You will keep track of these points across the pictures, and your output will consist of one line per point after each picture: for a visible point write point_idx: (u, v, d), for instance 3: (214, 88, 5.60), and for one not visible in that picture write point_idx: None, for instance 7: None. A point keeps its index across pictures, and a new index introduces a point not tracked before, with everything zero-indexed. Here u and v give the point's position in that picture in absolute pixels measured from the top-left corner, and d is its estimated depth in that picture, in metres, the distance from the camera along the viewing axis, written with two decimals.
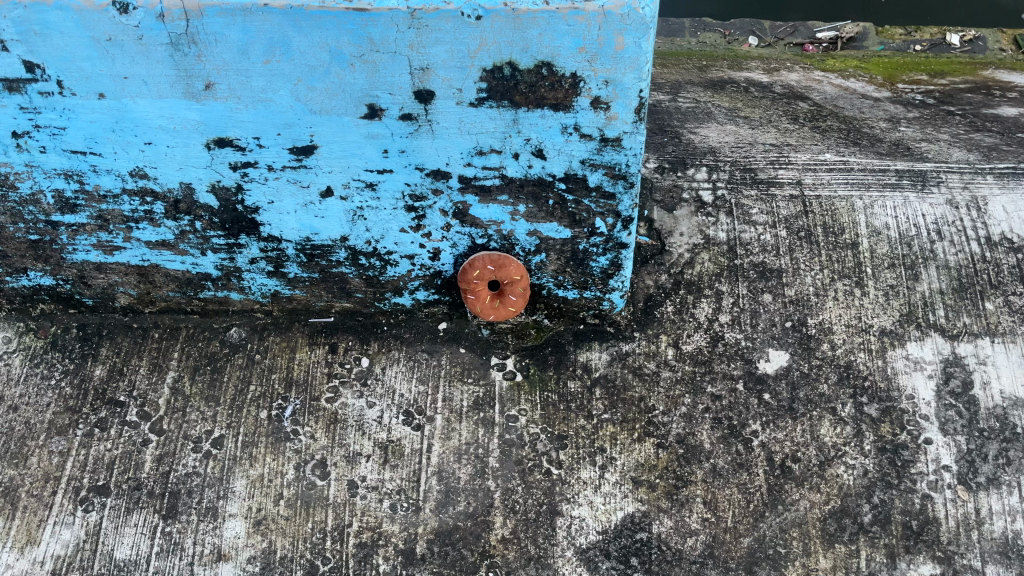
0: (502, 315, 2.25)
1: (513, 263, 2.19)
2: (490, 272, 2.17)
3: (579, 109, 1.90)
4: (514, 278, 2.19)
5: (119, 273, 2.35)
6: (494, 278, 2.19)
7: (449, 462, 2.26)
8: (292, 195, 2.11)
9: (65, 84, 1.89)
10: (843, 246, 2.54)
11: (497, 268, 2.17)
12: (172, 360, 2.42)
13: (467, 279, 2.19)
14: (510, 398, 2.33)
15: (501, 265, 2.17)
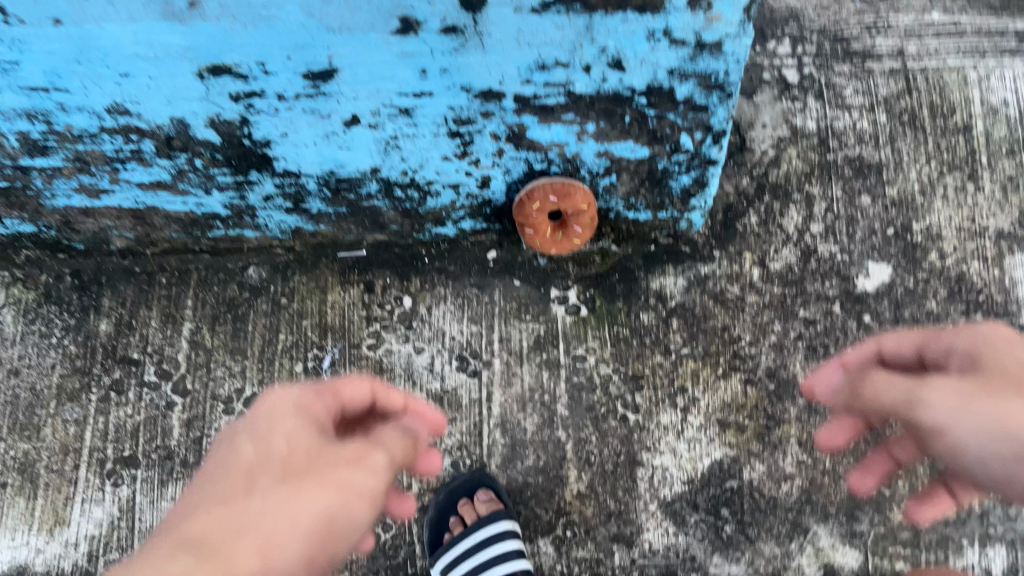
0: (564, 248, 1.94)
1: (580, 190, 1.84)
2: (551, 204, 1.83)
3: (673, 11, 1.41)
4: (580, 208, 1.85)
5: (111, 216, 2.00)
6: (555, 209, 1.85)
7: (512, 411, 2.02)
8: (310, 127, 1.71)
9: (9, 12, 1.38)
10: (953, 131, 2.17)
11: (560, 199, 1.83)
12: (186, 310, 2.11)
13: (525, 212, 1.86)
14: (575, 335, 2.05)
15: (565, 195, 1.82)
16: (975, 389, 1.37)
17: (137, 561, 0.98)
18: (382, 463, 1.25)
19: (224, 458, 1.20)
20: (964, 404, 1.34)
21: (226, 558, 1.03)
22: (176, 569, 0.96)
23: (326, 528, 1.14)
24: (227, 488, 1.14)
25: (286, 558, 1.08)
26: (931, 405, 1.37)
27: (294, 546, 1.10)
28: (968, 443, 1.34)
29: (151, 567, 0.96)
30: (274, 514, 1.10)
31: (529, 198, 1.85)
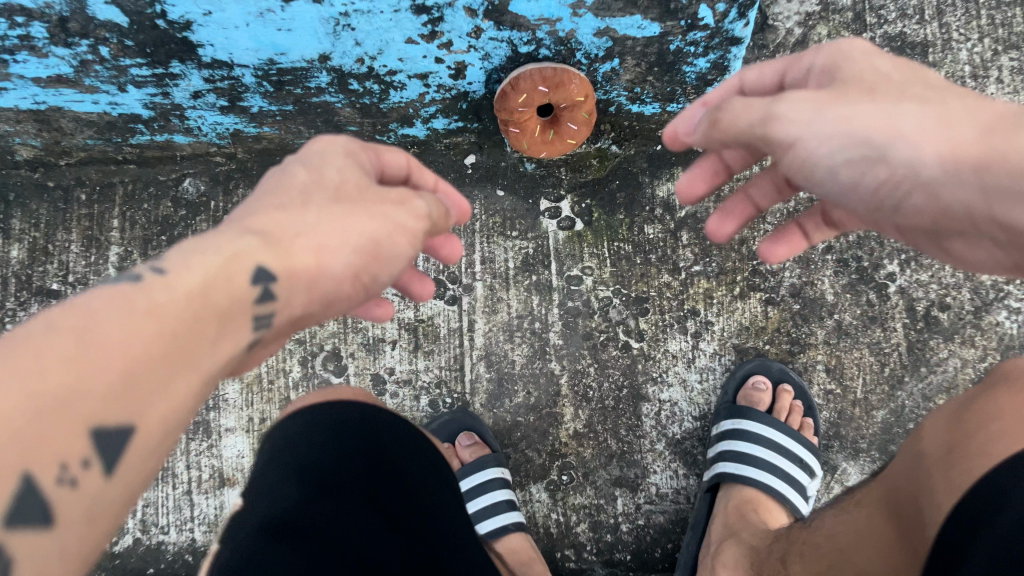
0: (555, 147, 1.64)
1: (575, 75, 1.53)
2: (541, 94, 1.52)
3: None
4: (575, 96, 1.55)
5: (9, 119, 1.65)
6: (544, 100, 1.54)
7: (497, 342, 1.74)
8: (236, 3, 1.33)
9: None
10: (1010, 3, 1.85)
11: (551, 88, 1.51)
12: (112, 232, 1.79)
13: (511, 108, 1.55)
14: (569, 254, 1.77)
15: (557, 83, 1.51)
16: (868, 51, 1.14)
17: (195, 246, 0.84)
18: (425, 209, 1.11)
19: (281, 178, 1.02)
20: (864, 60, 1.13)
21: (290, 265, 0.91)
22: (251, 270, 0.85)
23: (371, 253, 1.01)
24: (279, 197, 0.98)
25: (332, 291, 1.00)
26: (849, 65, 1.13)
27: (348, 253, 0.98)
28: (831, 172, 1.13)
29: (226, 260, 0.84)
30: (337, 223, 0.97)
31: (513, 87, 1.52)
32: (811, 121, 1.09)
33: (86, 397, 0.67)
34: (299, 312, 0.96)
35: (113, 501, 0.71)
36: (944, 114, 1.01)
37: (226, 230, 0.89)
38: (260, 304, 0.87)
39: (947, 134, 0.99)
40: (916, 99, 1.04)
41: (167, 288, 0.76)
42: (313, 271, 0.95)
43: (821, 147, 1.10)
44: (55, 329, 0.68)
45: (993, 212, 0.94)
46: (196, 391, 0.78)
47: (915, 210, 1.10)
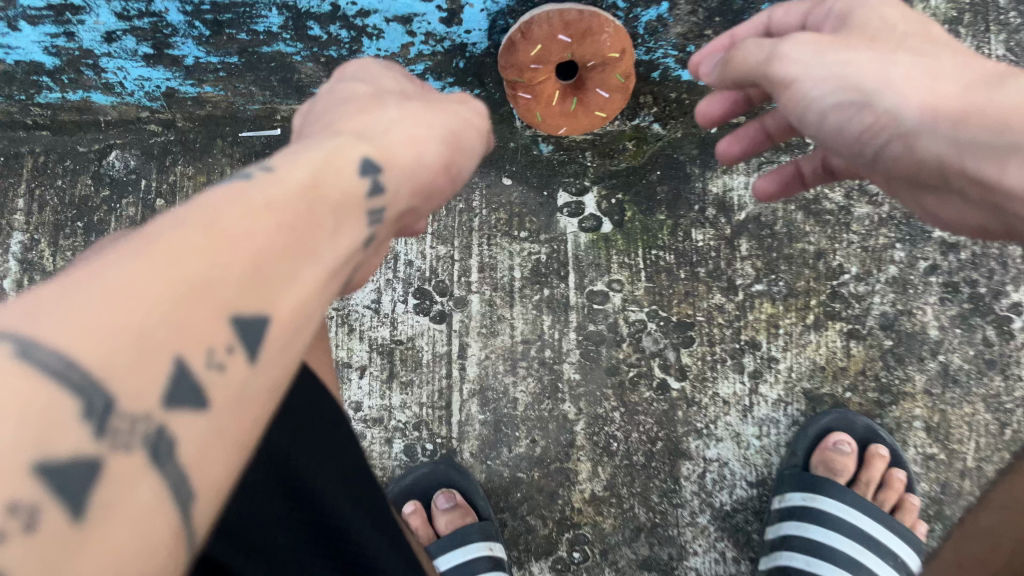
0: (578, 122, 1.24)
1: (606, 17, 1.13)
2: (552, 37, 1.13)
3: None
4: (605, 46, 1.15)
5: None
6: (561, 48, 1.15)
7: (495, 374, 1.34)
8: None
9: None
10: None
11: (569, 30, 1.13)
12: (17, 214, 1.42)
13: (519, 63, 1.16)
14: (592, 263, 1.37)
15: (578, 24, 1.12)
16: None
17: (306, 143, 0.64)
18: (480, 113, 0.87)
19: (337, 93, 0.79)
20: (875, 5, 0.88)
21: (395, 158, 0.67)
22: (355, 160, 0.63)
23: (455, 140, 0.77)
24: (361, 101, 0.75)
25: (440, 190, 0.77)
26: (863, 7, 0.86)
27: (434, 142, 0.74)
28: (819, 126, 0.88)
29: (329, 154, 0.62)
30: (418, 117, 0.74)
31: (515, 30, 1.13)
32: (807, 65, 0.83)
33: (224, 277, 0.48)
34: (404, 214, 0.71)
35: (265, 394, 0.51)
36: (946, 65, 0.78)
37: (334, 120, 0.71)
38: (382, 196, 0.65)
39: (934, 86, 0.77)
40: (913, 47, 0.80)
41: (274, 182, 0.55)
42: (416, 162, 0.71)
43: (813, 95, 0.84)
44: (171, 215, 0.50)
45: (964, 164, 0.75)
46: (344, 253, 0.59)
47: (896, 171, 0.85)
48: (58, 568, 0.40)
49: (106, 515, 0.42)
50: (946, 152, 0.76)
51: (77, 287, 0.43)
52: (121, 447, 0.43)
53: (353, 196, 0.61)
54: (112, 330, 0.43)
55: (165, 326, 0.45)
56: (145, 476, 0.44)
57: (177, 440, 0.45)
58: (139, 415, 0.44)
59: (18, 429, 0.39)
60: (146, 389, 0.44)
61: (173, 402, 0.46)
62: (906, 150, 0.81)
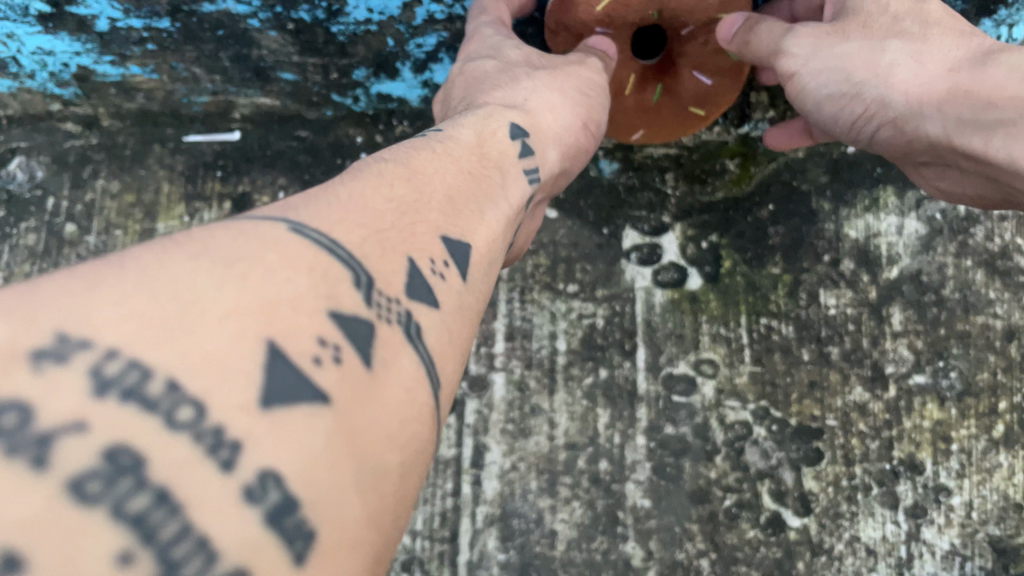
0: (658, 123, 0.92)
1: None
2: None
3: None
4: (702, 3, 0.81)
5: None
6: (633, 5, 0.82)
7: (525, 494, 0.90)
8: None
9: None
10: None
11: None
12: None
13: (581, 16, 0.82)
14: (672, 334, 0.94)
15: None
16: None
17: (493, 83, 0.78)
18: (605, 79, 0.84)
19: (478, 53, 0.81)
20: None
21: (554, 112, 0.78)
22: (506, 124, 0.72)
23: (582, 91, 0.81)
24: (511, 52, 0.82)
25: (578, 160, 0.83)
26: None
27: (571, 104, 0.80)
28: (821, 119, 0.80)
29: (483, 118, 0.71)
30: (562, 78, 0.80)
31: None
32: (806, 61, 0.76)
33: (424, 207, 0.53)
34: (558, 178, 0.79)
35: (476, 304, 0.53)
36: (937, 44, 0.70)
37: (493, 86, 0.78)
38: (532, 156, 0.72)
39: (919, 69, 0.70)
40: (903, 28, 0.72)
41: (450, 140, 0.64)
42: (561, 132, 0.78)
43: (811, 87, 0.77)
44: (381, 154, 0.57)
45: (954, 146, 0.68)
46: (516, 205, 0.65)
47: (900, 158, 0.78)
48: (353, 449, 0.36)
49: (381, 377, 0.41)
50: (937, 136, 0.69)
51: (322, 202, 0.47)
52: (384, 318, 0.43)
53: (544, 133, 0.76)
54: (355, 229, 0.46)
55: (396, 233, 0.49)
56: (402, 350, 0.43)
57: (421, 328, 0.46)
58: (393, 298, 0.45)
59: (276, 313, 0.38)
60: (391, 275, 0.46)
61: (412, 293, 0.47)
62: (898, 138, 0.74)
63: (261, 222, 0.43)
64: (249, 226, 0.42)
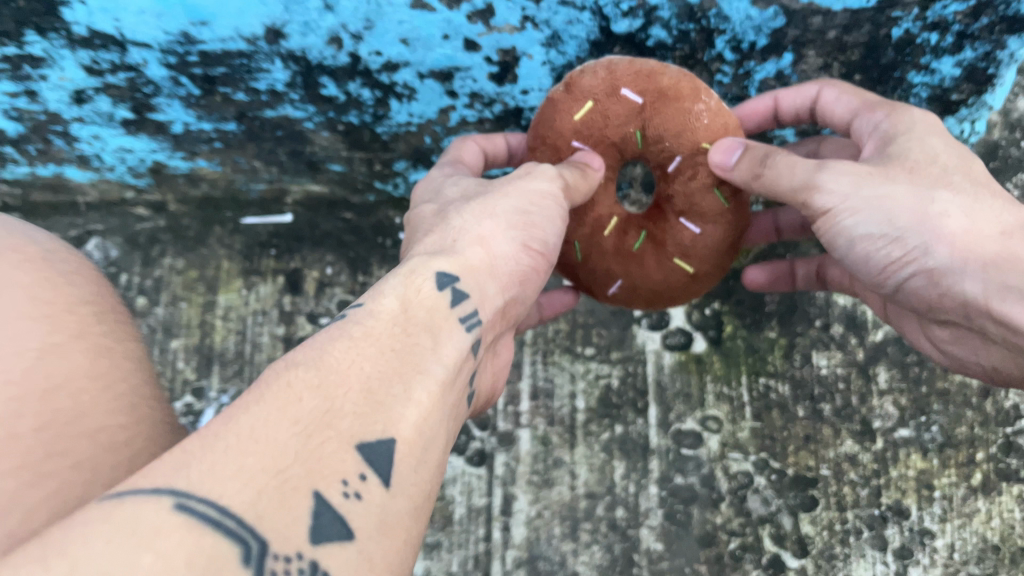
0: (636, 273, 0.85)
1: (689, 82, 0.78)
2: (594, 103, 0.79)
3: None
4: (677, 141, 0.78)
5: None
6: (607, 130, 0.80)
7: (549, 539, 1.00)
8: None
9: None
10: None
11: (623, 96, 0.78)
12: None
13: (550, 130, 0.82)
14: (680, 393, 1.05)
15: (639, 90, 0.78)
16: (930, 125, 0.74)
17: (432, 235, 0.73)
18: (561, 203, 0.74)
19: (422, 199, 0.83)
20: (924, 136, 0.73)
21: (486, 244, 0.71)
22: (433, 279, 0.66)
23: (524, 218, 0.73)
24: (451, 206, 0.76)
25: (531, 285, 0.77)
26: (905, 137, 0.74)
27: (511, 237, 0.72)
28: (848, 254, 0.76)
29: (404, 279, 0.66)
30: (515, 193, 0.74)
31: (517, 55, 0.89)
32: (845, 199, 0.71)
33: (336, 415, 0.51)
34: (511, 312, 0.75)
35: (406, 514, 0.51)
36: (983, 202, 0.69)
37: (433, 232, 0.73)
38: (467, 298, 0.67)
39: (971, 226, 0.68)
40: (952, 181, 0.69)
41: (373, 316, 0.61)
42: (507, 260, 0.72)
43: (845, 224, 0.72)
44: (290, 356, 0.55)
45: (991, 309, 0.67)
46: (453, 363, 0.61)
47: (919, 307, 0.76)
48: None
49: None
50: (976, 297, 0.68)
51: (211, 454, 0.45)
52: None
53: (485, 268, 0.70)
54: (244, 486, 0.44)
55: (301, 465, 0.47)
56: None
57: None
58: (294, 554, 0.43)
59: None
60: (293, 527, 0.44)
61: (320, 537, 0.44)
62: (930, 287, 0.72)
63: (147, 496, 0.41)
64: (131, 507, 0.41)
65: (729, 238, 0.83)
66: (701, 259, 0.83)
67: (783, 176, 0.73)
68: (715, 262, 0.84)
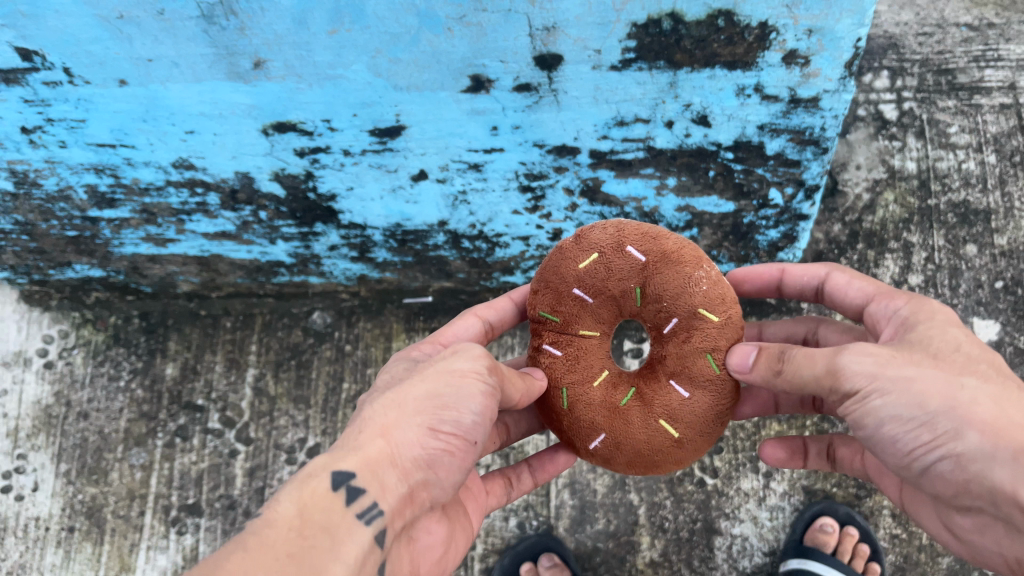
0: (629, 414, 1.33)
1: (686, 251, 1.33)
2: (601, 255, 1.34)
3: (766, 67, 1.36)
4: (673, 300, 1.30)
5: (177, 263, 1.98)
6: (612, 281, 1.33)
7: (582, 471, 1.91)
8: (376, 181, 1.67)
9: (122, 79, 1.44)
10: None
11: (631, 257, 1.33)
12: (250, 356, 2.08)
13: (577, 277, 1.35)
14: None
15: (643, 253, 1.33)
16: (947, 318, 1.20)
17: (360, 427, 1.23)
18: (486, 390, 1.24)
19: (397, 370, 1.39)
20: (942, 326, 1.18)
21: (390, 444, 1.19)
22: (327, 483, 1.14)
23: (441, 403, 1.23)
24: (400, 386, 1.28)
25: (446, 461, 1.22)
26: (924, 322, 1.20)
27: (410, 438, 1.20)
28: (875, 431, 1.15)
29: (305, 482, 1.14)
30: (435, 379, 1.25)
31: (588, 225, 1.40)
32: (874, 377, 1.12)
33: None
34: (411, 494, 1.21)
35: None
36: (998, 391, 1.08)
37: (364, 419, 1.24)
38: (359, 495, 1.15)
39: (996, 411, 1.06)
40: (971, 374, 1.10)
41: (271, 524, 1.08)
42: (411, 444, 1.20)
43: (875, 402, 1.12)
44: (215, 561, 1.02)
45: (1015, 492, 1.01)
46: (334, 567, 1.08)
47: (938, 483, 1.12)
48: None
49: None
50: (1002, 476, 1.02)
51: None
52: None
53: (385, 456, 1.19)
54: None
55: None
56: None
57: None
58: None
59: None
60: None
61: None
62: (956, 465, 1.07)
63: None
64: None
65: (710, 407, 1.32)
66: (686, 424, 1.31)
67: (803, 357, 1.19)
68: (692, 426, 1.32)
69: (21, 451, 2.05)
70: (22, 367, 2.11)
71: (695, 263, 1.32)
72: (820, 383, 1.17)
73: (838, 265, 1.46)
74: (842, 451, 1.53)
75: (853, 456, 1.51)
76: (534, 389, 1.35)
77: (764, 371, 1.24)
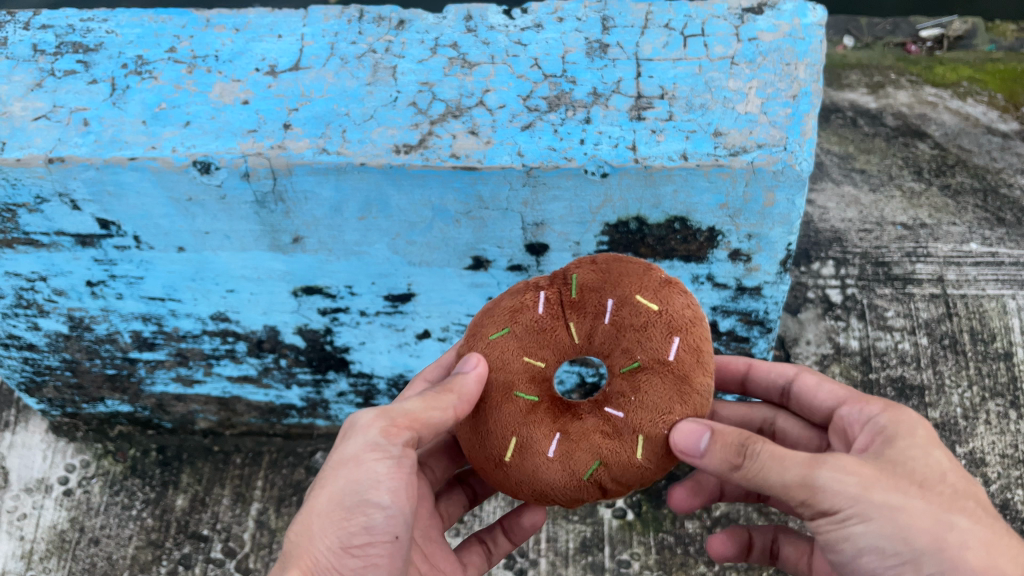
0: (504, 410, 1.28)
1: (698, 397, 1.24)
2: (660, 312, 1.26)
3: (715, 260, 1.66)
4: (642, 411, 1.23)
5: (200, 402, 2.24)
6: (637, 335, 1.25)
7: None
8: (386, 337, 1.95)
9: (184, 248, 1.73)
10: (994, 357, 2.26)
11: (671, 340, 1.24)
12: (256, 490, 2.25)
13: (631, 305, 1.27)
14: (621, 540, 2.12)
15: (678, 356, 1.23)
16: (927, 436, 1.18)
17: (280, 562, 1.25)
18: (387, 467, 1.26)
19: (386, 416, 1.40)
20: (925, 446, 1.17)
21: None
22: None
23: (345, 509, 1.24)
24: (308, 499, 1.28)
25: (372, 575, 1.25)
26: (905, 439, 1.18)
27: (327, 561, 1.23)
28: (851, 557, 1.16)
29: None
30: (333, 482, 1.25)
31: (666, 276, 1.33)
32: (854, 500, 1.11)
33: None
34: None
35: None
36: (983, 534, 1.10)
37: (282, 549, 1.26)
38: None
39: (985, 558, 1.09)
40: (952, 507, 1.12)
41: None
42: (329, 567, 1.23)
43: (857, 529, 1.12)
44: None
45: None
46: None
47: None
48: None
49: None
50: None
51: None
52: None
53: None
54: None
55: None
56: None
57: None
58: None
59: None
60: None
61: None
62: None
63: None
64: None
65: (549, 485, 1.26)
66: (522, 466, 1.27)
67: (771, 461, 1.13)
68: (523, 472, 1.27)
69: (33, 573, 2.18)
70: (44, 493, 2.28)
71: (688, 411, 1.23)
72: (789, 492, 1.14)
73: (806, 365, 1.48)
74: (787, 551, 1.59)
75: (800, 556, 1.57)
76: (441, 400, 1.26)
77: (719, 459, 1.18)
